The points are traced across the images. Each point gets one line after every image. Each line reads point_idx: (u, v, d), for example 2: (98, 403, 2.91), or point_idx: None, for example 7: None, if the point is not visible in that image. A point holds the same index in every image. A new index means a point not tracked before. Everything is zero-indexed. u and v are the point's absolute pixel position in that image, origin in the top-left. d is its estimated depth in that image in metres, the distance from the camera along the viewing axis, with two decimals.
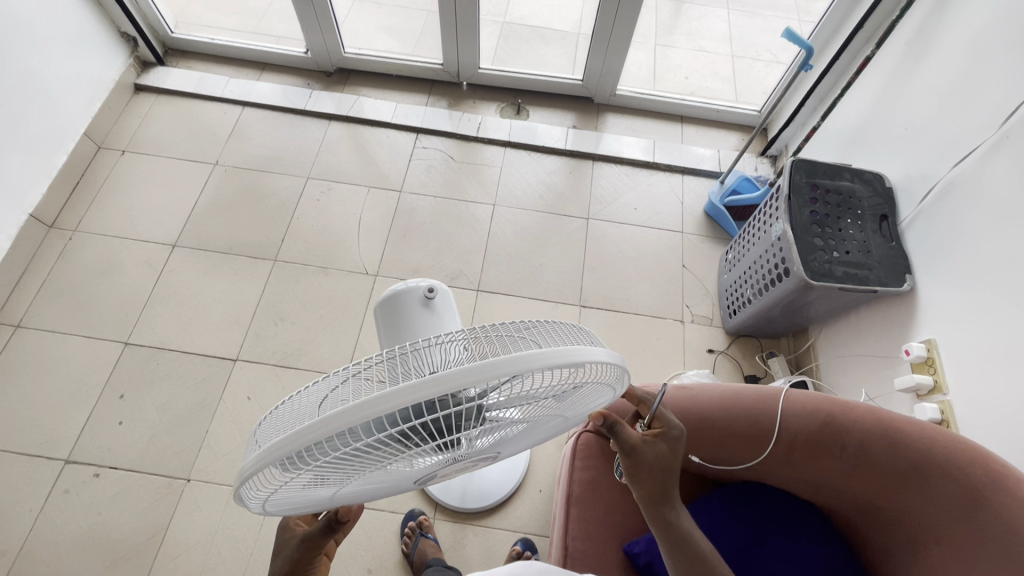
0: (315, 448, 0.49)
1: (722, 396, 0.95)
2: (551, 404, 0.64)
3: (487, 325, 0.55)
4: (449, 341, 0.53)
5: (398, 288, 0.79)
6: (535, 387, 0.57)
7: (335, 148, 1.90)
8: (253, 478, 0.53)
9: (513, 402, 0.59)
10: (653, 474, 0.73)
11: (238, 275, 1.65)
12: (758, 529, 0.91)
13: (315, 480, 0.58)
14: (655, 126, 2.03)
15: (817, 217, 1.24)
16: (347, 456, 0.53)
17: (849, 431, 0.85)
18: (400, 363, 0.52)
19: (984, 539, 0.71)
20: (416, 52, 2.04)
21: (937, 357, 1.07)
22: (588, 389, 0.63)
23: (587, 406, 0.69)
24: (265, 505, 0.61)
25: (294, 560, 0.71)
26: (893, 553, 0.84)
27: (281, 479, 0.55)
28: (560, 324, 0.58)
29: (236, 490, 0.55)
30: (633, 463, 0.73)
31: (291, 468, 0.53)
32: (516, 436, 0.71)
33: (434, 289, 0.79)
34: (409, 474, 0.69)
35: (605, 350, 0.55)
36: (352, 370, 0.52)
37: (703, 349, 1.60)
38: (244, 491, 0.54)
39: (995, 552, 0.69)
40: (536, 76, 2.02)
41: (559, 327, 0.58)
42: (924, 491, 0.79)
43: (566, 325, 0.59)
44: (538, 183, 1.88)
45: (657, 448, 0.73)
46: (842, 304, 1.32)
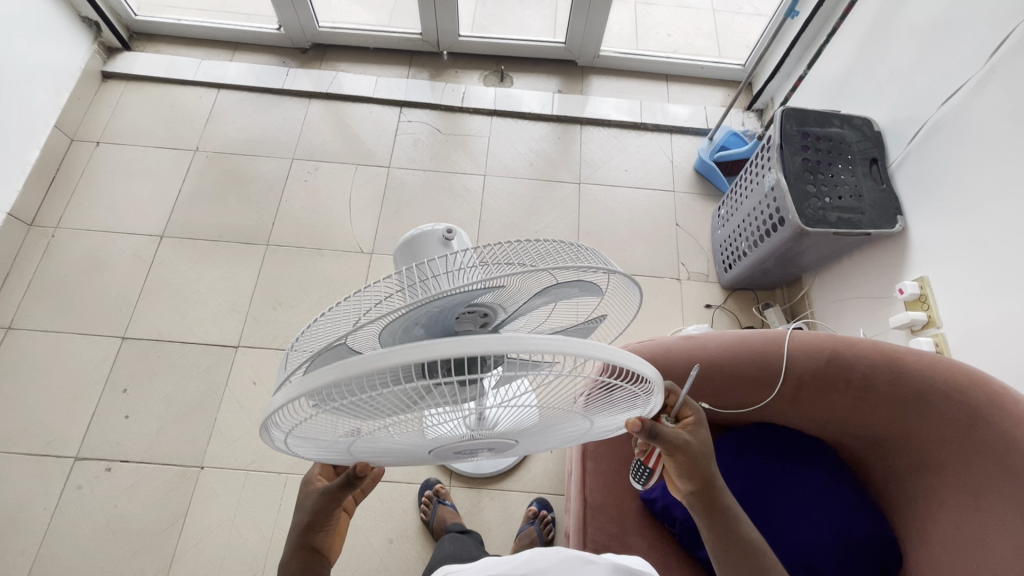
0: (334, 388, 0.49)
1: (728, 342, 0.97)
2: (571, 400, 0.62)
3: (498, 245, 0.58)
4: (463, 267, 0.56)
5: (415, 231, 0.76)
6: (554, 377, 0.54)
7: (318, 127, 1.86)
8: (279, 408, 0.53)
9: (540, 383, 0.58)
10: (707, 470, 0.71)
11: (231, 262, 1.62)
12: (773, 465, 0.95)
13: (338, 421, 0.58)
14: (640, 86, 2.02)
15: (809, 165, 1.25)
16: (372, 402, 0.53)
17: (854, 365, 0.88)
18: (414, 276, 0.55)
19: (985, 456, 0.75)
20: (392, 23, 1.98)
21: (931, 292, 1.11)
22: (612, 391, 0.61)
23: (610, 409, 0.67)
24: (289, 440, 0.62)
25: (313, 514, 0.72)
26: (899, 478, 0.88)
27: (307, 411, 0.55)
28: (563, 245, 0.60)
29: (265, 420, 0.55)
30: (683, 461, 0.70)
31: (316, 403, 0.53)
32: (534, 427, 0.70)
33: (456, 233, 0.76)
34: (431, 442, 0.68)
35: (637, 354, 0.52)
36: (372, 289, 0.55)
37: (700, 305, 1.62)
38: (269, 419, 0.55)
39: (995, 467, 0.73)
40: (517, 41, 1.98)
41: (559, 246, 0.60)
42: (925, 416, 0.83)
43: (565, 245, 0.60)
44: (527, 151, 1.86)
45: (706, 441, 0.72)
46: (836, 249, 1.34)
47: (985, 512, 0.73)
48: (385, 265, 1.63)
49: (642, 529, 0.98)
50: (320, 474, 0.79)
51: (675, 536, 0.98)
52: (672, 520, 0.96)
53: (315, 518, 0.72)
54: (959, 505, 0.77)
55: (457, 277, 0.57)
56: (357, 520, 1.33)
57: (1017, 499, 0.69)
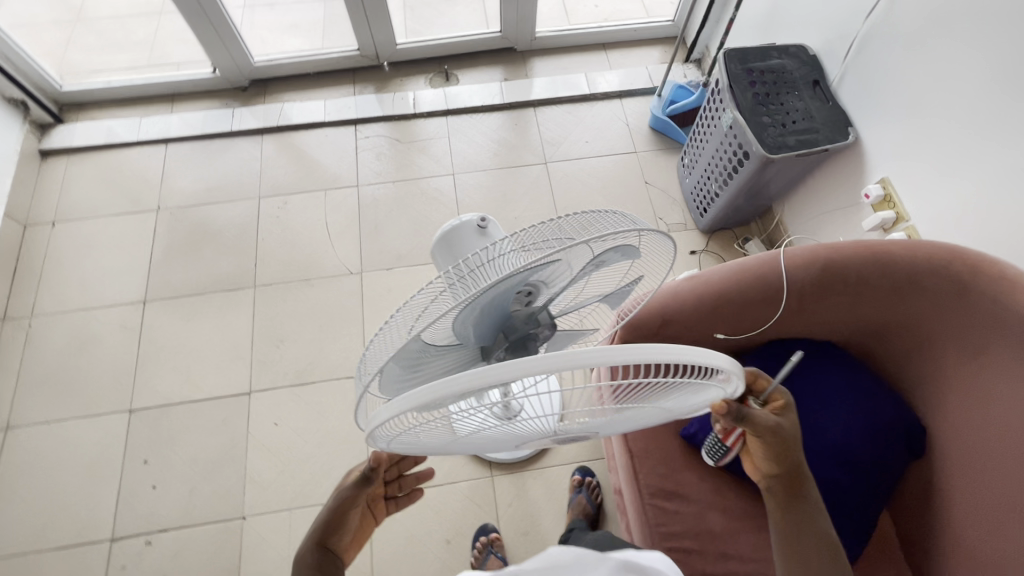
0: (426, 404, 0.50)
1: (729, 273, 1.01)
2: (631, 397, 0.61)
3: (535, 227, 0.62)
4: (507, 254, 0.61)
5: (451, 224, 0.79)
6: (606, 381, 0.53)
7: (278, 161, 1.84)
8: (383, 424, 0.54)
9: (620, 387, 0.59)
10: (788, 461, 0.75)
11: (222, 312, 1.60)
12: (793, 376, 1.02)
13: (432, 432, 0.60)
14: (581, 59, 2.07)
15: (760, 98, 1.33)
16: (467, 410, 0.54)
17: (846, 267, 0.94)
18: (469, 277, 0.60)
19: (982, 318, 0.84)
20: (328, 45, 1.98)
21: (893, 191, 1.19)
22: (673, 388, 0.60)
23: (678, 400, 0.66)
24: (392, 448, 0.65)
25: (337, 501, 0.78)
26: (906, 357, 0.97)
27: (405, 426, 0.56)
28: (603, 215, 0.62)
29: (370, 434, 0.56)
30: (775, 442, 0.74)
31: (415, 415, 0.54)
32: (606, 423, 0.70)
33: (490, 221, 0.81)
34: (512, 439, 0.70)
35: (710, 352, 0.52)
36: (427, 295, 0.57)
37: (686, 253, 1.69)
38: (374, 433, 0.56)
39: (995, 324, 0.82)
40: (454, 38, 2.00)
41: (603, 218, 0.62)
42: (920, 297, 0.90)
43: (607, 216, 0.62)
44: (488, 143, 1.89)
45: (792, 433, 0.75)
46: (800, 171, 1.43)
47: (999, 364, 0.82)
48: (377, 281, 1.64)
49: (688, 463, 1.03)
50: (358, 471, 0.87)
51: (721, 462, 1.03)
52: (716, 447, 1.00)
53: (340, 505, 0.78)
54: (972, 364, 0.86)
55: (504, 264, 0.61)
56: (411, 530, 1.35)
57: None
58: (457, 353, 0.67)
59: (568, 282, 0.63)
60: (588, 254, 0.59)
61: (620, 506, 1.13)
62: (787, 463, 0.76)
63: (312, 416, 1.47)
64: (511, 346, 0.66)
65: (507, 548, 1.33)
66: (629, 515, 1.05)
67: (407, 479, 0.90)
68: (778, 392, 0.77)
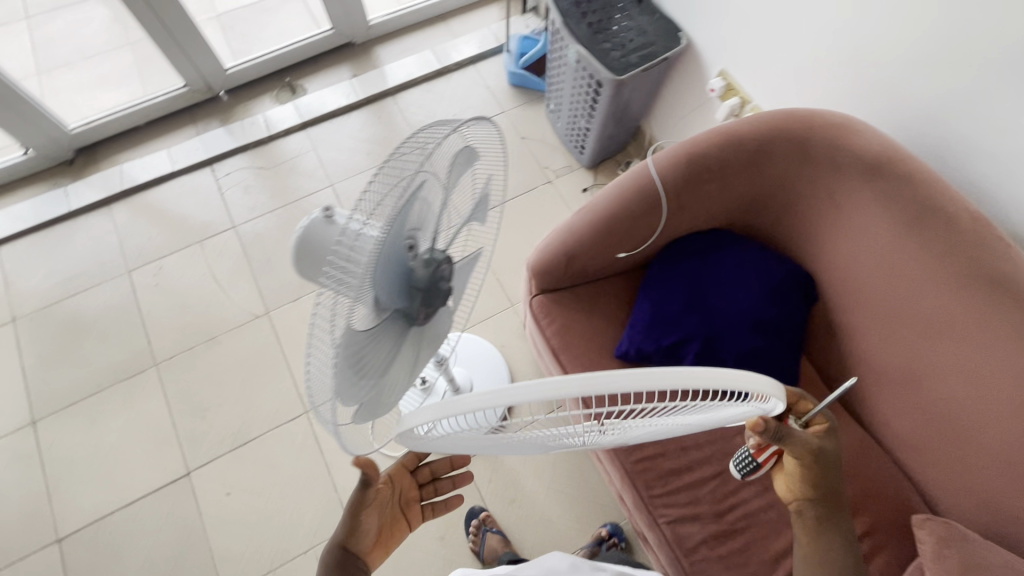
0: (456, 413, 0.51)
1: (612, 194, 1.06)
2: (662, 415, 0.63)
3: (371, 185, 0.56)
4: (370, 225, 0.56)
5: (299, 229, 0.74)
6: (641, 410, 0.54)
7: (137, 227, 1.68)
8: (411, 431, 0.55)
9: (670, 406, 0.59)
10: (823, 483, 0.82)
11: (128, 402, 1.46)
12: (696, 267, 1.07)
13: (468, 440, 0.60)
14: (424, 36, 2.04)
15: (594, 26, 1.38)
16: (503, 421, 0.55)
17: (707, 155, 1.00)
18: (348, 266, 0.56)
19: (829, 164, 0.94)
20: (150, 89, 1.81)
21: (733, 79, 1.31)
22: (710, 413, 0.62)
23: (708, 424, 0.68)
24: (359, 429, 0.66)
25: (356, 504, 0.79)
26: (780, 220, 1.06)
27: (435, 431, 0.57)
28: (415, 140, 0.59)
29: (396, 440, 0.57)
30: (814, 463, 0.81)
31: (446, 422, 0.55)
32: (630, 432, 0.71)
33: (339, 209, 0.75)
34: (550, 445, 0.71)
35: (756, 379, 0.53)
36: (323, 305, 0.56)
37: (579, 192, 1.75)
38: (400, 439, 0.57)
39: (840, 166, 0.93)
40: (287, 47, 1.89)
41: (415, 143, 0.59)
42: (774, 163, 0.98)
43: (417, 139, 0.59)
44: (357, 143, 1.83)
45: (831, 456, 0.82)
46: (652, 85, 1.50)
47: (853, 199, 0.94)
48: (288, 315, 1.56)
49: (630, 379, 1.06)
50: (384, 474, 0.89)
51: None
52: (650, 354, 1.03)
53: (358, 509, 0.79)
54: (832, 207, 0.97)
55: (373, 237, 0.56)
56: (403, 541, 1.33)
57: (870, 179, 0.91)
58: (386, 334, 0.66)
59: (431, 212, 0.65)
60: (432, 178, 0.62)
61: (593, 454, 1.14)
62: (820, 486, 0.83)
63: (265, 472, 1.39)
64: (426, 298, 0.68)
65: (501, 520, 1.35)
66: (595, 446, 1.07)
67: (444, 482, 0.94)
68: (821, 418, 0.84)
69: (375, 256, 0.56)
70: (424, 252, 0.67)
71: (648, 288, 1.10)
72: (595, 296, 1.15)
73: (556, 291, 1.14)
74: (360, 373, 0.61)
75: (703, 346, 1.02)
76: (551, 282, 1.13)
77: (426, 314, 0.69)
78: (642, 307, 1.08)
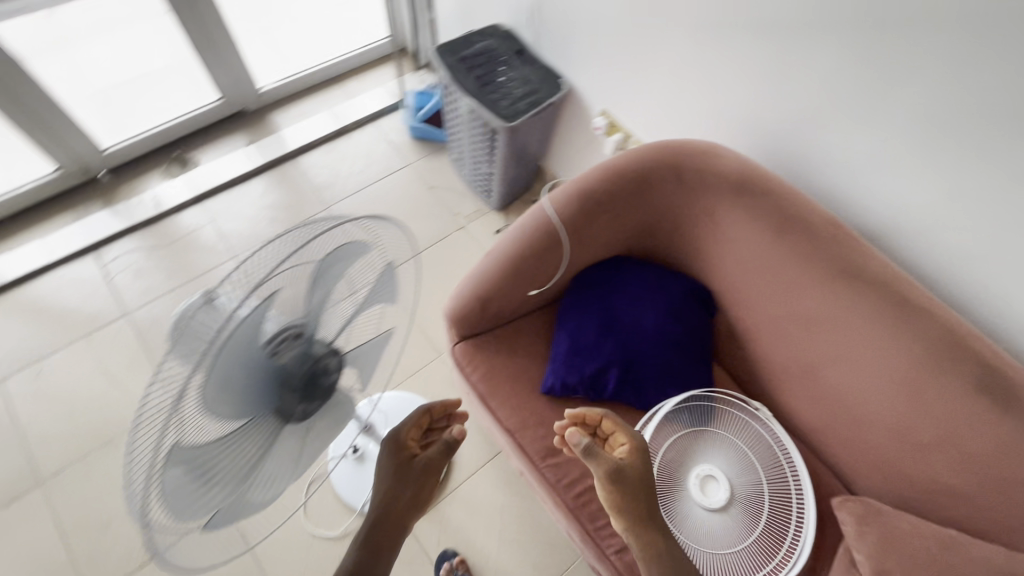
0: None
1: (512, 238, 1.10)
2: (765, 474, 1.03)
3: (235, 267, 0.55)
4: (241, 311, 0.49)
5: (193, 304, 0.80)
6: (761, 498, 1.01)
7: (8, 331, 1.50)
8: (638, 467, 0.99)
9: (737, 529, 0.99)
10: (615, 476, 0.82)
11: (9, 532, 1.26)
12: (603, 291, 1.13)
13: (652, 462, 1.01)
14: (321, 98, 2.03)
15: (482, 79, 1.46)
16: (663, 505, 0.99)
17: (598, 188, 1.06)
18: (183, 345, 0.52)
19: (701, 187, 1.04)
20: (13, 178, 1.65)
21: (615, 117, 1.42)
22: (779, 478, 1.02)
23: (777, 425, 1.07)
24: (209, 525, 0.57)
25: (414, 488, 0.82)
26: (673, 243, 1.14)
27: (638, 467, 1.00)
28: (321, 232, 0.58)
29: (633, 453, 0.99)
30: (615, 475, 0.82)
31: None
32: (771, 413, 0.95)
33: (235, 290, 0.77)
34: (700, 449, 1.05)
35: None
36: (148, 393, 0.47)
37: (492, 234, 1.79)
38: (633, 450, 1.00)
39: (712, 186, 1.02)
40: (173, 121, 1.82)
41: (327, 225, 0.60)
42: (657, 191, 1.07)
43: (329, 230, 0.58)
44: (260, 211, 1.77)
45: (632, 464, 0.84)
46: (545, 127, 1.59)
47: (726, 219, 1.03)
48: None
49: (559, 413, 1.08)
50: (411, 439, 0.87)
51: (585, 398, 1.09)
52: (573, 388, 1.07)
53: (417, 494, 0.82)
54: (712, 228, 1.06)
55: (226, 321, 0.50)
56: None
57: (736, 199, 1.01)
58: (249, 432, 0.58)
59: (309, 312, 0.59)
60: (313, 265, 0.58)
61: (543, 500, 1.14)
62: (635, 492, 0.82)
63: None
64: (301, 395, 0.61)
65: (471, 567, 1.32)
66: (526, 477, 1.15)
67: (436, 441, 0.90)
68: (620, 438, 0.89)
69: (223, 345, 0.48)
70: (305, 348, 0.60)
71: (563, 322, 1.13)
72: (517, 335, 1.17)
73: (476, 337, 1.15)
74: (211, 479, 0.54)
75: (619, 370, 1.07)
76: (468, 328, 1.14)
77: (301, 412, 0.63)
78: (561, 341, 1.11)
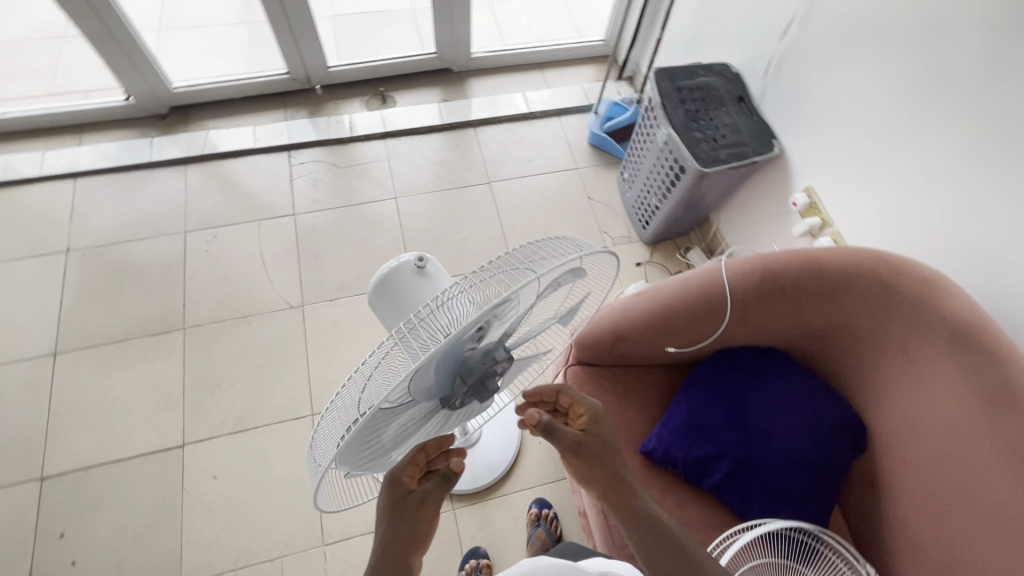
0: None
1: (672, 288, 1.04)
2: None
3: (477, 268, 0.58)
4: (452, 297, 0.56)
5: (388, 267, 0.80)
6: None
7: (205, 192, 1.73)
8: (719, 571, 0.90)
9: None
10: (578, 455, 0.74)
11: (147, 358, 1.47)
12: (745, 379, 1.04)
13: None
14: (519, 79, 2.08)
15: (691, 114, 1.39)
16: None
17: (783, 274, 0.97)
18: (420, 331, 0.53)
19: (908, 317, 0.89)
20: (253, 69, 1.89)
21: (818, 199, 1.26)
22: None
23: None
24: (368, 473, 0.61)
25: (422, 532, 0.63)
26: (847, 358, 1.02)
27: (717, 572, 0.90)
28: (549, 243, 0.59)
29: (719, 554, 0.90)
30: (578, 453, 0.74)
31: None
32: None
33: (428, 259, 0.80)
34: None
35: None
36: (378, 354, 0.52)
37: (632, 265, 1.73)
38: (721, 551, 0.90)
39: (922, 320, 0.87)
40: (389, 60, 1.96)
41: (552, 243, 0.59)
42: (852, 301, 0.95)
43: (555, 242, 0.59)
44: (430, 164, 1.86)
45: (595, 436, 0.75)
46: (733, 182, 1.48)
47: (922, 363, 0.89)
48: (323, 314, 1.56)
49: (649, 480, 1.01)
50: (411, 474, 0.64)
51: (682, 477, 1.02)
52: (676, 462, 1.00)
53: (417, 533, 0.62)
54: (901, 364, 0.92)
55: (453, 311, 0.55)
56: None
57: (944, 348, 0.85)
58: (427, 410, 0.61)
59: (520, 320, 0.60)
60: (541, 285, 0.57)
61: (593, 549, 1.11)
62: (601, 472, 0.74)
63: (255, 465, 1.36)
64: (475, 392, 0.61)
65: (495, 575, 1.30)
66: (588, 523, 1.11)
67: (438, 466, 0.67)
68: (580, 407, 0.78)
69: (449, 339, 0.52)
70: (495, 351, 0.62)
71: (690, 391, 1.06)
72: (634, 382, 1.12)
73: (595, 367, 1.11)
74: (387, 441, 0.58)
75: (731, 468, 0.98)
76: (590, 356, 1.10)
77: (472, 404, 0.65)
78: (681, 410, 1.04)
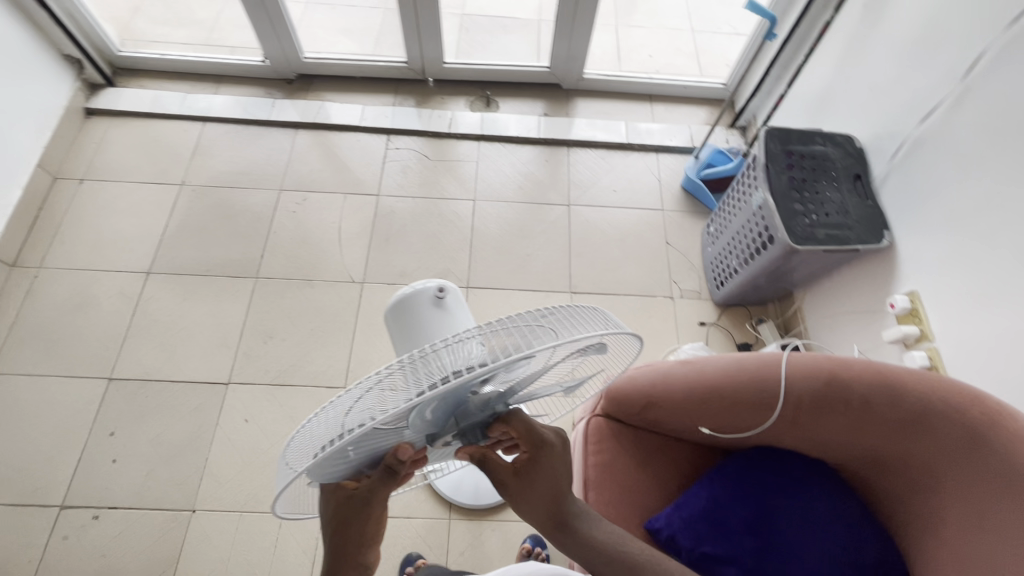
0: None
1: (724, 368, 0.96)
2: None
3: (499, 319, 0.54)
4: (466, 339, 0.53)
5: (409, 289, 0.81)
6: None
7: (306, 157, 1.86)
8: None
9: None
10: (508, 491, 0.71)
11: (219, 296, 1.60)
12: (781, 485, 0.94)
13: None
14: (626, 107, 2.03)
15: (795, 183, 1.27)
16: None
17: (852, 387, 0.86)
18: (422, 366, 0.52)
19: (988, 476, 0.75)
20: (377, 52, 1.99)
21: (921, 306, 1.12)
22: None
23: None
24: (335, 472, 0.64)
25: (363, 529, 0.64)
26: (906, 498, 0.89)
27: None
28: (571, 310, 0.58)
29: None
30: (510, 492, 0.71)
31: None
32: None
33: (449, 290, 0.81)
34: None
35: None
36: (373, 378, 0.53)
37: (695, 322, 1.63)
38: None
39: (1004, 485, 0.73)
40: (502, 66, 2.00)
41: (574, 310, 0.58)
42: (927, 439, 0.82)
43: (577, 310, 0.59)
44: (515, 174, 1.87)
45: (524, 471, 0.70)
46: (827, 265, 1.35)
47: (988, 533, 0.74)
48: (378, 295, 1.62)
49: None
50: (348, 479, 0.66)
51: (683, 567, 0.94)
52: (680, 550, 0.92)
53: (367, 533, 0.64)
54: (964, 527, 0.78)
55: (460, 353, 0.53)
56: None
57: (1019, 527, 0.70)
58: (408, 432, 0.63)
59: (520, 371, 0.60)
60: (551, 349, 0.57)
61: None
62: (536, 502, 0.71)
63: (282, 420, 1.44)
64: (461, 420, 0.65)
65: None
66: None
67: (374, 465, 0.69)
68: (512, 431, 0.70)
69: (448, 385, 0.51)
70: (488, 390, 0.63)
71: (715, 479, 0.97)
72: (658, 451, 1.05)
73: (621, 424, 1.05)
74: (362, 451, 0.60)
75: None
76: (619, 411, 1.04)
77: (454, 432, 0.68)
78: (701, 497, 0.96)
